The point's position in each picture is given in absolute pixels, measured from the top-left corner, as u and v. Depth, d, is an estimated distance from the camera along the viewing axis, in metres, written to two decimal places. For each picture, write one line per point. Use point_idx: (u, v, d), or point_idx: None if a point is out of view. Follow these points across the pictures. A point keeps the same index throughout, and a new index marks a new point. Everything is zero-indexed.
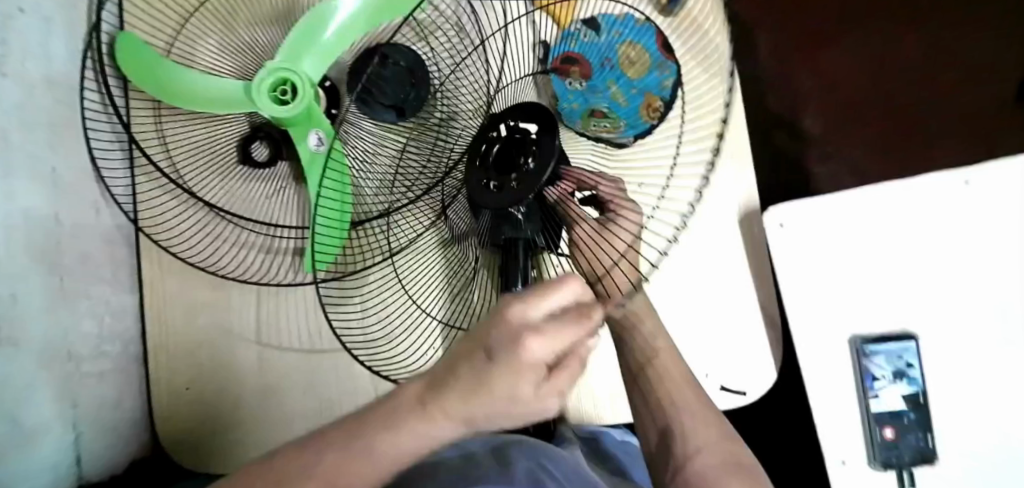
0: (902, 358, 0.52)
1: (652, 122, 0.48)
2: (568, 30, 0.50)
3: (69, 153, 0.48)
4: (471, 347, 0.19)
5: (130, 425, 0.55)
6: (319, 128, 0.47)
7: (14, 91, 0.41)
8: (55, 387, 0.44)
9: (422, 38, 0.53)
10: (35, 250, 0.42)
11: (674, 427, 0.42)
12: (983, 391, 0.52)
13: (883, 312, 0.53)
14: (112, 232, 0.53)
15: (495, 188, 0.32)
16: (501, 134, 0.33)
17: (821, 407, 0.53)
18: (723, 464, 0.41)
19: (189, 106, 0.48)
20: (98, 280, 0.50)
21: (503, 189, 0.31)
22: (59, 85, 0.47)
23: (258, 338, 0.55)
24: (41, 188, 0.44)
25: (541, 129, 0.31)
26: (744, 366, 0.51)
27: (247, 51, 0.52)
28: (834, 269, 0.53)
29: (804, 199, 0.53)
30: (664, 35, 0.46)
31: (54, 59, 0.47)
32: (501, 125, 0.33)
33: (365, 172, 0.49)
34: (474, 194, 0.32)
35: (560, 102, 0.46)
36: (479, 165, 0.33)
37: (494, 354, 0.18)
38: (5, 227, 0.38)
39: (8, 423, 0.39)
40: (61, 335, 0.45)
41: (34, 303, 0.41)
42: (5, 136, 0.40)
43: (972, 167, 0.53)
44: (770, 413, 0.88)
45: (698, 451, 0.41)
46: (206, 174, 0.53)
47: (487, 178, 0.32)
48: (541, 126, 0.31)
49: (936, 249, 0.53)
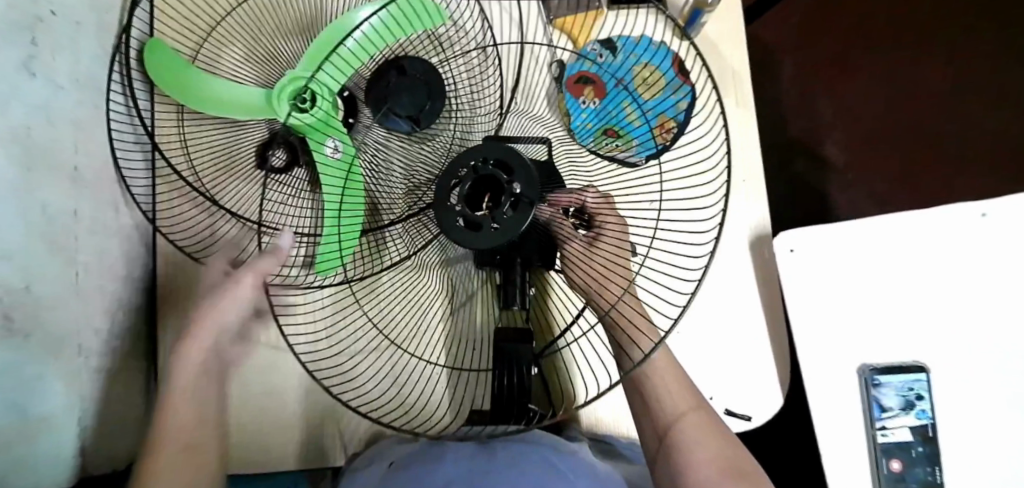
0: (913, 390, 0.51)
1: (665, 143, 0.48)
2: (586, 52, 0.52)
3: (91, 152, 0.49)
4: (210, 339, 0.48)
5: (134, 421, 0.55)
6: (337, 135, 0.46)
7: (42, 90, 0.42)
8: (65, 381, 0.44)
9: (438, 52, 0.54)
10: (51, 243, 0.43)
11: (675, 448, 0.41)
12: (995, 425, 0.51)
13: (894, 341, 0.53)
14: (129, 230, 0.54)
15: (465, 224, 0.32)
16: (467, 171, 0.33)
17: (829, 435, 0.52)
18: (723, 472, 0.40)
19: (207, 108, 0.49)
20: (112, 277, 0.51)
21: (481, 228, 0.31)
22: (86, 86, 0.49)
23: (267, 342, 0.55)
24: (62, 184, 0.45)
25: (517, 176, 0.32)
26: (749, 389, 0.51)
27: (269, 61, 0.53)
28: (844, 296, 0.53)
29: (817, 225, 0.53)
30: (679, 58, 0.49)
31: (83, 61, 0.48)
32: (468, 163, 0.33)
33: (377, 181, 0.48)
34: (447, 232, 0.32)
35: (573, 123, 0.47)
36: (448, 204, 0.33)
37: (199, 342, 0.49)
38: (24, 219, 0.39)
39: (17, 414, 0.39)
40: (73, 328, 0.45)
41: (48, 297, 0.42)
42: (30, 133, 0.40)
43: (987, 199, 0.53)
44: (773, 437, 0.87)
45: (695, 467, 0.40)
46: (224, 177, 0.54)
47: (459, 216, 0.32)
48: (514, 173, 0.32)
49: (948, 281, 0.52)
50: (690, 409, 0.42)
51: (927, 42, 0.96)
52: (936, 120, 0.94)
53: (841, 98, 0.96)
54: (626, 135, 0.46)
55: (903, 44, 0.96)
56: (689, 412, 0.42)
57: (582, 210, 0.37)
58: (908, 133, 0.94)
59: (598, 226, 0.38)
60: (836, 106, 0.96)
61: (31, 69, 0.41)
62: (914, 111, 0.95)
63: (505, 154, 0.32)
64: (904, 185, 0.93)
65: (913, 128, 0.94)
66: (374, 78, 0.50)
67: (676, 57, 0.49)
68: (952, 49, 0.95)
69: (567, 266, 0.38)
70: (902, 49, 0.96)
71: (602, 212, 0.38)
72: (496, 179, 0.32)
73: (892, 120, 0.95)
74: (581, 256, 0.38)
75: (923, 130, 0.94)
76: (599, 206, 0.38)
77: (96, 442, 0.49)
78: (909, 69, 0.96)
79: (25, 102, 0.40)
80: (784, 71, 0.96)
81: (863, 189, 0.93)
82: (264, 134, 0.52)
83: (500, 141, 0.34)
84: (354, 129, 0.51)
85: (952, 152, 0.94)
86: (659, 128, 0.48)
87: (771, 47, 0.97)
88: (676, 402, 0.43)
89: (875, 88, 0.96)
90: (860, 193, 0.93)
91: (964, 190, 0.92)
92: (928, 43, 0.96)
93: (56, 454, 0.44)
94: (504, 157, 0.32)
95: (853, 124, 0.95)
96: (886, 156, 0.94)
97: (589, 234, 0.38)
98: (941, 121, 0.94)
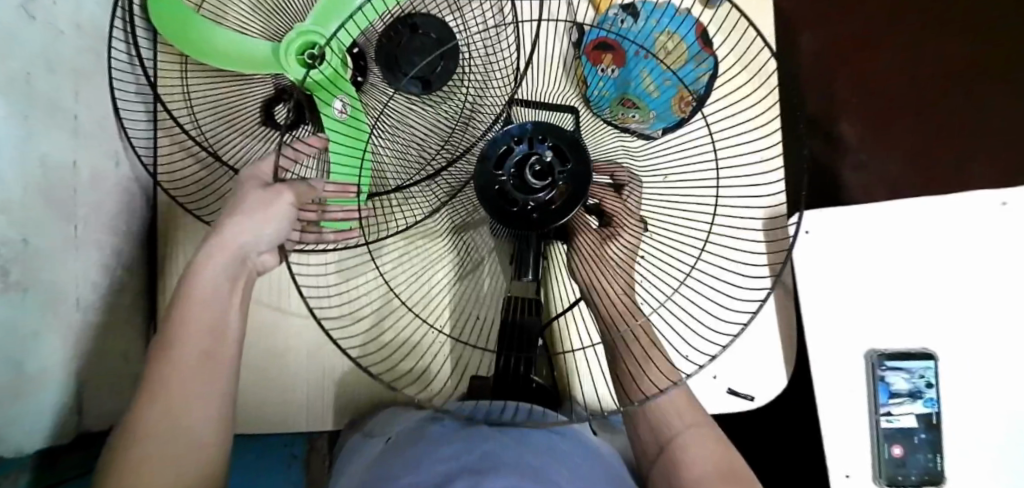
0: (923, 376, 0.51)
1: (682, 116, 0.45)
2: (606, 16, 0.49)
3: (91, 104, 0.48)
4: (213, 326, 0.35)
5: (134, 375, 0.55)
6: (345, 93, 0.44)
7: (43, 35, 0.41)
8: (64, 336, 0.44)
9: (455, 12, 0.52)
10: (50, 196, 0.41)
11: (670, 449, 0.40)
12: (998, 414, 0.51)
13: (904, 328, 0.52)
14: (130, 184, 0.53)
15: (500, 191, 0.35)
16: (527, 144, 0.35)
17: (832, 419, 0.52)
18: (722, 473, 0.38)
19: (196, 51, 0.47)
20: (112, 232, 0.50)
21: (516, 205, 0.35)
22: (87, 33, 0.47)
23: (269, 302, 0.54)
24: (61, 134, 0.43)
25: (574, 174, 0.35)
26: (754, 371, 0.51)
27: (279, 14, 0.52)
28: (856, 281, 0.52)
29: (833, 207, 0.52)
30: (704, 28, 0.48)
31: (84, 6, 0.46)
32: (532, 138, 0.35)
33: (385, 141, 0.47)
34: (481, 189, 0.36)
35: (589, 89, 0.45)
36: (492, 162, 0.36)
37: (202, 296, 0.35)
38: (22, 168, 0.38)
39: (14, 367, 0.38)
40: (72, 283, 0.45)
41: (46, 250, 0.41)
42: (29, 81, 0.39)
43: (1007, 188, 0.52)
44: (767, 421, 0.88)
45: (693, 463, 0.39)
46: (228, 133, 0.53)
47: (497, 181, 0.35)
48: (571, 169, 0.35)
49: (961, 269, 0.52)
50: (701, 422, 0.41)
51: (953, 26, 0.93)
52: (957, 108, 0.92)
53: (861, 83, 0.94)
54: (643, 106, 0.45)
55: (929, 27, 0.93)
56: (697, 428, 0.41)
57: (602, 206, 0.38)
58: (928, 122, 0.92)
59: (618, 226, 0.39)
60: (855, 88, 0.93)
61: (31, 12, 0.39)
62: (935, 97, 0.93)
63: (569, 143, 0.35)
64: (918, 175, 0.92)
65: (932, 115, 0.92)
66: (384, 35, 0.48)
67: (700, 27, 0.48)
68: (978, 34, 0.93)
69: (573, 254, 0.39)
70: (927, 32, 0.93)
71: (622, 214, 0.39)
72: (549, 164, 0.35)
73: (912, 108, 0.93)
74: (590, 250, 0.39)
75: (943, 119, 0.92)
76: (621, 207, 0.38)
77: (94, 398, 0.49)
78: (933, 56, 0.93)
79: (24, 50, 0.38)
80: (807, 49, 0.93)
81: (881, 177, 0.92)
82: (270, 90, 0.52)
83: (568, 130, 0.36)
84: (362, 88, 0.48)
85: (971, 143, 0.92)
86: (678, 99, 0.46)
87: (795, 24, 0.94)
88: (682, 414, 0.41)
89: (897, 71, 0.93)
90: (872, 180, 0.92)
91: (979, 181, 0.91)
92: (953, 27, 0.93)
93: (55, 409, 0.43)
94: (568, 149, 0.35)
95: (872, 111, 0.93)
96: (903, 145, 0.92)
97: (603, 230, 0.39)
98: (962, 111, 0.92)
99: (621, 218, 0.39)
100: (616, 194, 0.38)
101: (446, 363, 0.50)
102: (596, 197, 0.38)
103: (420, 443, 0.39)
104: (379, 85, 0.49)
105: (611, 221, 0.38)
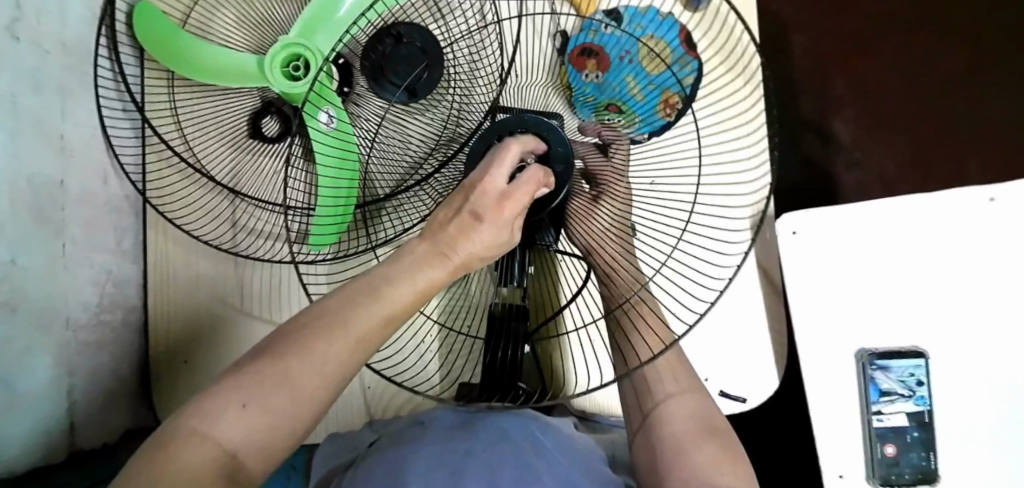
0: (912, 375, 0.51)
1: (668, 119, 0.45)
2: (590, 22, 0.48)
3: (78, 121, 0.48)
4: (274, 337, 0.27)
5: (129, 392, 0.54)
6: (331, 105, 0.44)
7: (27, 56, 0.41)
8: (52, 354, 0.43)
9: (438, 19, 0.52)
10: (37, 214, 0.42)
11: (666, 445, 0.37)
12: (990, 410, 0.51)
13: (893, 326, 0.52)
14: (119, 201, 0.53)
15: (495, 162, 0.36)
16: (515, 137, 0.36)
17: (823, 419, 0.52)
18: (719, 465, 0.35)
19: (179, 66, 0.48)
20: (102, 248, 0.50)
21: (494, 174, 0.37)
22: (72, 50, 0.47)
23: (269, 316, 0.55)
24: (47, 152, 0.43)
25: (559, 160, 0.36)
26: (745, 372, 0.52)
27: (262, 27, 0.52)
28: (844, 280, 0.52)
29: (820, 207, 0.52)
30: (688, 32, 0.48)
31: (69, 24, 0.46)
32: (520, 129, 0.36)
33: (375, 149, 0.48)
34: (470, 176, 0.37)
35: (573, 94, 0.45)
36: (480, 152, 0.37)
37: (326, 312, 0.27)
38: (8, 188, 0.38)
39: (3, 387, 0.38)
40: (61, 302, 0.45)
41: (34, 269, 0.41)
42: (13, 99, 0.39)
43: (994, 184, 0.52)
44: (769, 419, 0.87)
45: (689, 459, 0.35)
46: (216, 147, 0.53)
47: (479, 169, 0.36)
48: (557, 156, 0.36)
49: (949, 267, 0.52)
50: (684, 392, 0.39)
51: (943, 20, 0.93)
52: (947, 103, 0.92)
53: (854, 79, 0.94)
54: (628, 111, 0.44)
55: (920, 21, 0.93)
56: (679, 395, 0.39)
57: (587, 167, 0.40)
58: (921, 117, 0.92)
59: (603, 187, 0.41)
60: (846, 86, 0.94)
61: (14, 33, 0.39)
62: (925, 91, 0.93)
63: (544, 127, 0.36)
64: (912, 171, 0.92)
65: (922, 110, 0.93)
66: (369, 42, 0.49)
67: (685, 31, 0.48)
68: (968, 27, 0.93)
69: (571, 220, 0.39)
70: (917, 26, 0.93)
71: (610, 174, 0.41)
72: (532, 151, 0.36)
73: (902, 103, 0.93)
74: (584, 209, 0.40)
75: (937, 114, 0.92)
76: (606, 165, 0.41)
77: (85, 415, 0.48)
78: (928, 50, 0.93)
79: (5, 69, 0.38)
80: (797, 48, 0.94)
81: (871, 174, 0.92)
82: (258, 104, 0.52)
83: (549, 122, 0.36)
84: (348, 98, 0.50)
85: (965, 137, 0.92)
86: (662, 103, 0.44)
87: (785, 24, 0.95)
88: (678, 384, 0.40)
89: (887, 67, 0.93)
90: (865, 177, 0.92)
91: (970, 175, 0.91)
92: (943, 21, 0.93)
93: (45, 427, 0.43)
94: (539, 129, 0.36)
95: (864, 108, 0.93)
96: (896, 141, 0.93)
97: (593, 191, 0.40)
98: (957, 107, 0.92)
99: (606, 177, 0.41)
100: (599, 155, 0.41)
101: (433, 363, 0.45)
102: (581, 157, 0.40)
103: (408, 445, 0.37)
104: (364, 95, 0.50)
105: (598, 179, 0.40)
